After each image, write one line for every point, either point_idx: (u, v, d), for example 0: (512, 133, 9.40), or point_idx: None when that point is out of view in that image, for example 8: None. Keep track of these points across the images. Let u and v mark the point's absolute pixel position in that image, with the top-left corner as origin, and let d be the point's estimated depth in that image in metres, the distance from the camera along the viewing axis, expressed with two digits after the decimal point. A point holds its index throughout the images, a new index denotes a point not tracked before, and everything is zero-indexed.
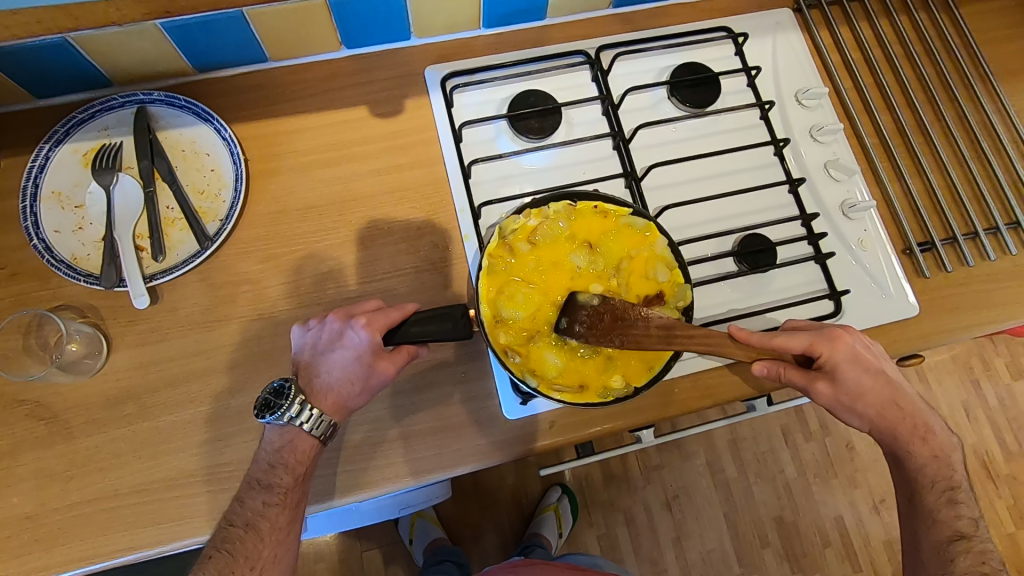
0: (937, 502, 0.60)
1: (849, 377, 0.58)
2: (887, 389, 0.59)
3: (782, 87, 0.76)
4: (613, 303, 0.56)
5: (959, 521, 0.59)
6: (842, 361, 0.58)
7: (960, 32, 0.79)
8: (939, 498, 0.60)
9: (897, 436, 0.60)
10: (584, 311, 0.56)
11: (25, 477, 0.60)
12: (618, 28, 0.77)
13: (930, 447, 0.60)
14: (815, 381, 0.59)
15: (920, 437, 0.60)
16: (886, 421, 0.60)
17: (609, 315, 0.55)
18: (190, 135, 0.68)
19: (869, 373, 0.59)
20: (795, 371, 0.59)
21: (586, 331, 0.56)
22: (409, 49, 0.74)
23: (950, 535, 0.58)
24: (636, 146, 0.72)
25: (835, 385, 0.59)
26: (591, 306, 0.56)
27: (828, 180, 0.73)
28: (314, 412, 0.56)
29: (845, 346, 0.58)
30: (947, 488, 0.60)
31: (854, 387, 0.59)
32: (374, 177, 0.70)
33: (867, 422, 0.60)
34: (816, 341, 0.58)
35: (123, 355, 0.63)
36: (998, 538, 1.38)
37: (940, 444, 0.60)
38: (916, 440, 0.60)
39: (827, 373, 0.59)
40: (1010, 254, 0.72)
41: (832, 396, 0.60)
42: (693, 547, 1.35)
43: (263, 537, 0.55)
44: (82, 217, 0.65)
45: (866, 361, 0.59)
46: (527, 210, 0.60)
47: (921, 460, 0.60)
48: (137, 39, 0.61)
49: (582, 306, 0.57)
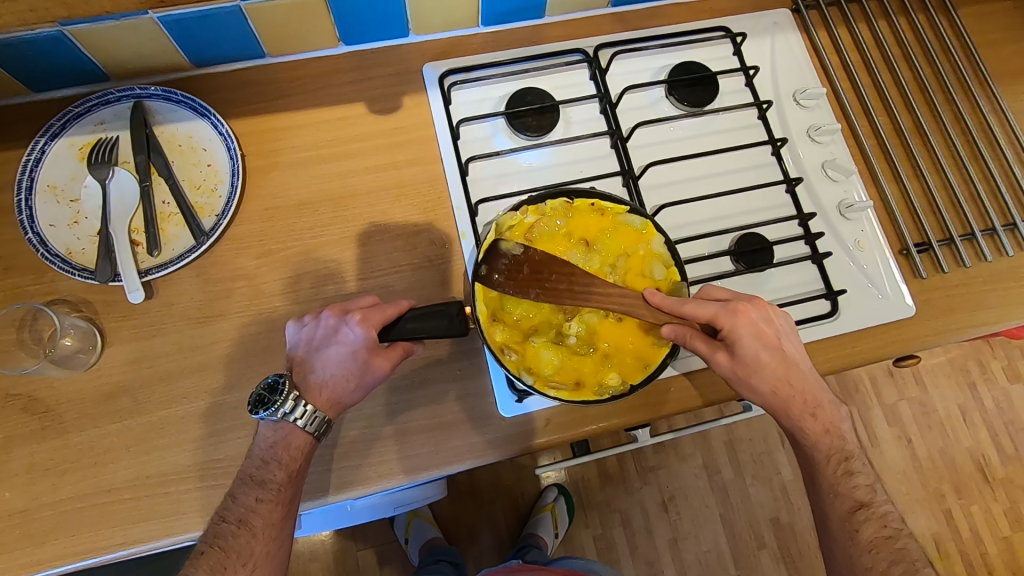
0: (835, 475, 0.59)
1: (747, 350, 0.57)
2: (783, 366, 0.58)
3: (780, 87, 0.76)
4: (534, 254, 0.56)
5: (858, 491, 0.59)
6: (742, 334, 0.57)
7: (959, 35, 0.79)
8: (837, 470, 0.59)
9: (789, 414, 0.59)
10: (505, 260, 0.56)
11: (18, 472, 0.59)
12: (617, 27, 0.77)
13: (820, 422, 0.59)
14: (715, 352, 0.58)
15: (811, 413, 0.59)
16: (780, 398, 0.59)
17: (529, 267, 0.56)
18: (187, 130, 0.68)
19: (766, 348, 0.57)
20: (698, 342, 0.57)
21: (505, 281, 0.55)
22: (407, 46, 0.74)
23: (852, 506, 0.58)
24: (633, 145, 0.72)
25: (733, 356, 0.57)
26: (513, 256, 0.56)
27: (825, 180, 0.73)
28: (309, 408, 0.56)
29: (747, 320, 0.57)
30: (842, 459, 0.60)
31: (750, 360, 0.57)
32: (371, 174, 0.70)
33: (761, 399, 0.59)
34: (720, 312, 0.57)
35: (117, 350, 0.63)
36: (993, 542, 1.39)
37: (829, 418, 0.60)
38: (808, 416, 0.59)
39: (727, 345, 0.57)
40: (1007, 255, 0.72)
41: (729, 368, 0.58)
42: (689, 549, 1.34)
43: (256, 533, 0.55)
44: (78, 211, 0.65)
45: (765, 337, 0.58)
46: (524, 207, 0.59)
47: (813, 436, 0.60)
48: (134, 32, 0.61)
49: (504, 255, 0.56)
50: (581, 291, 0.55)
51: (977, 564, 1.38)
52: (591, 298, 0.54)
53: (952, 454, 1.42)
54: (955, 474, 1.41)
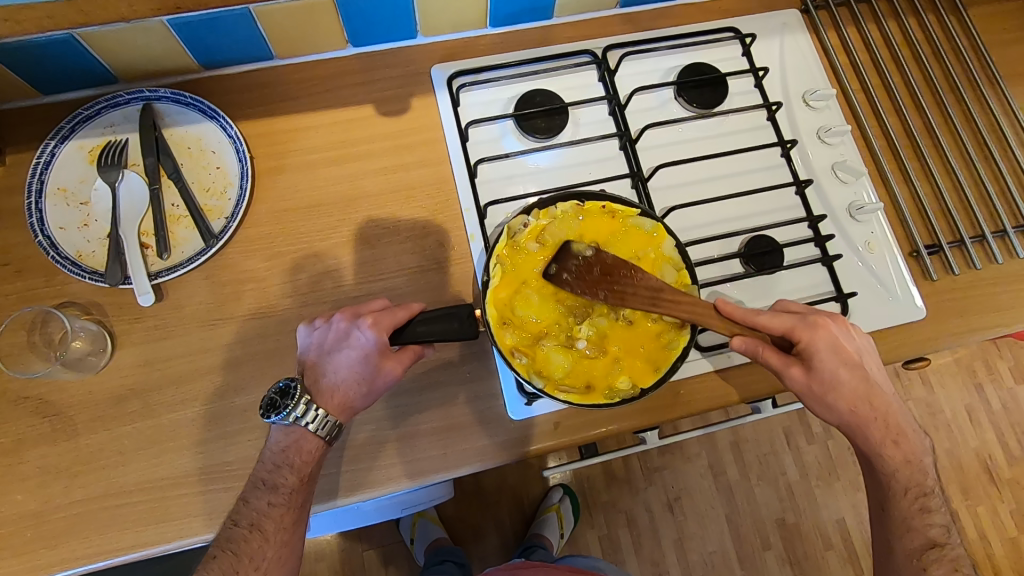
0: (910, 509, 0.59)
1: (824, 366, 0.57)
2: (863, 385, 0.58)
3: (789, 89, 0.75)
4: (606, 257, 0.57)
5: (932, 529, 0.58)
6: (820, 348, 0.57)
7: (969, 36, 0.78)
8: (912, 504, 0.59)
9: (866, 436, 0.59)
10: (576, 261, 0.57)
11: (28, 474, 0.60)
12: (624, 28, 0.76)
13: (902, 451, 0.59)
14: (789, 365, 0.58)
15: (891, 440, 0.59)
16: (858, 418, 0.58)
17: (599, 269, 0.57)
18: (196, 133, 0.68)
19: (846, 365, 0.57)
20: (773, 354, 0.58)
21: (574, 281, 0.57)
22: (416, 48, 0.73)
23: (923, 542, 0.58)
24: (642, 147, 0.72)
25: (810, 372, 0.57)
26: (583, 257, 0.57)
27: (835, 181, 0.73)
28: (319, 412, 0.56)
29: (826, 334, 0.57)
30: (919, 494, 0.59)
31: (828, 377, 0.57)
32: (380, 176, 0.70)
33: (838, 417, 0.59)
34: (796, 325, 0.57)
35: (127, 353, 0.63)
36: (1000, 542, 1.38)
37: (911, 448, 0.59)
38: (888, 442, 0.59)
39: (803, 359, 0.58)
40: (1018, 257, 0.71)
41: (804, 384, 0.58)
42: (695, 549, 1.34)
43: (268, 537, 0.55)
44: (87, 214, 0.65)
45: (846, 354, 0.57)
46: (535, 210, 0.60)
47: (892, 465, 0.59)
48: (145, 35, 0.61)
49: (574, 255, 0.58)
50: (650, 296, 0.55)
51: (985, 566, 1.37)
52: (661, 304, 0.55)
53: (958, 455, 1.41)
54: (961, 475, 1.40)
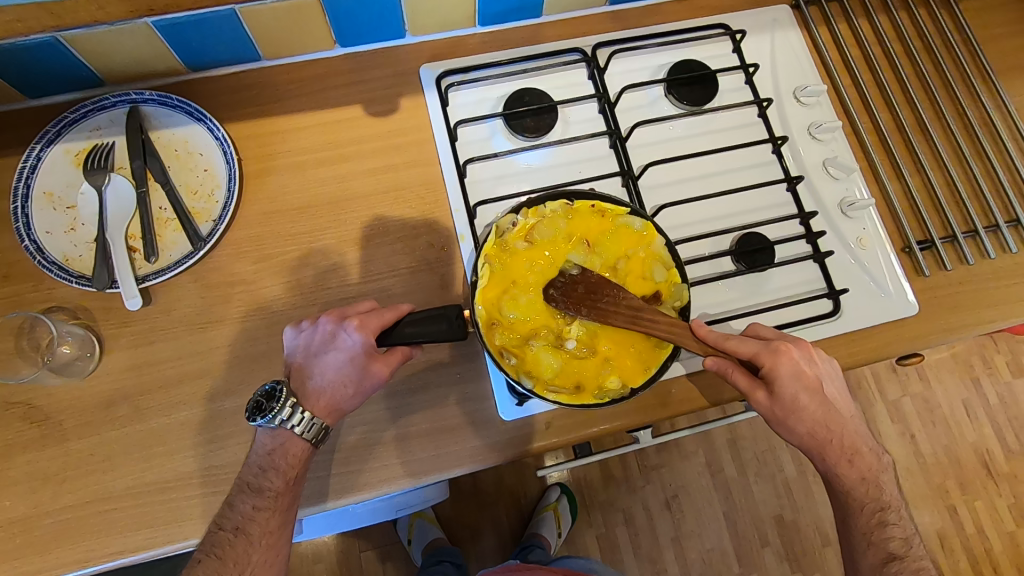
0: (869, 524, 0.60)
1: (787, 393, 0.56)
2: (823, 410, 0.58)
3: (780, 85, 0.75)
4: (590, 275, 0.58)
5: (892, 543, 0.59)
6: (784, 376, 0.56)
7: (960, 31, 0.78)
8: (871, 520, 0.60)
9: (825, 457, 0.59)
10: (562, 279, 0.59)
11: (17, 480, 0.59)
12: (614, 25, 0.76)
13: (857, 469, 0.60)
14: (753, 390, 0.57)
15: (848, 459, 0.59)
16: (817, 441, 0.58)
17: (584, 286, 0.57)
18: (184, 135, 0.67)
19: (808, 391, 0.56)
20: (737, 378, 0.57)
21: (559, 297, 0.58)
22: (404, 48, 0.73)
23: (883, 556, 0.59)
24: (632, 145, 0.72)
25: (773, 398, 0.57)
26: (569, 275, 0.58)
27: (827, 178, 0.73)
28: (306, 415, 0.56)
29: (790, 361, 0.56)
30: (877, 510, 0.60)
31: (789, 402, 0.57)
32: (369, 176, 0.70)
33: (798, 440, 0.59)
34: (761, 351, 0.56)
35: (116, 358, 0.63)
36: (998, 537, 1.38)
37: (867, 465, 0.60)
38: (845, 461, 0.59)
39: (767, 384, 0.57)
40: (1010, 252, 0.71)
41: (767, 408, 0.58)
42: (693, 547, 1.34)
43: (253, 540, 0.55)
44: (75, 218, 0.64)
45: (807, 379, 0.57)
46: (524, 209, 0.59)
47: (849, 483, 0.60)
48: (129, 38, 0.61)
49: (562, 274, 0.59)
50: (628, 313, 0.55)
51: (983, 561, 1.37)
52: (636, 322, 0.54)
53: (956, 450, 1.41)
54: (959, 470, 1.40)
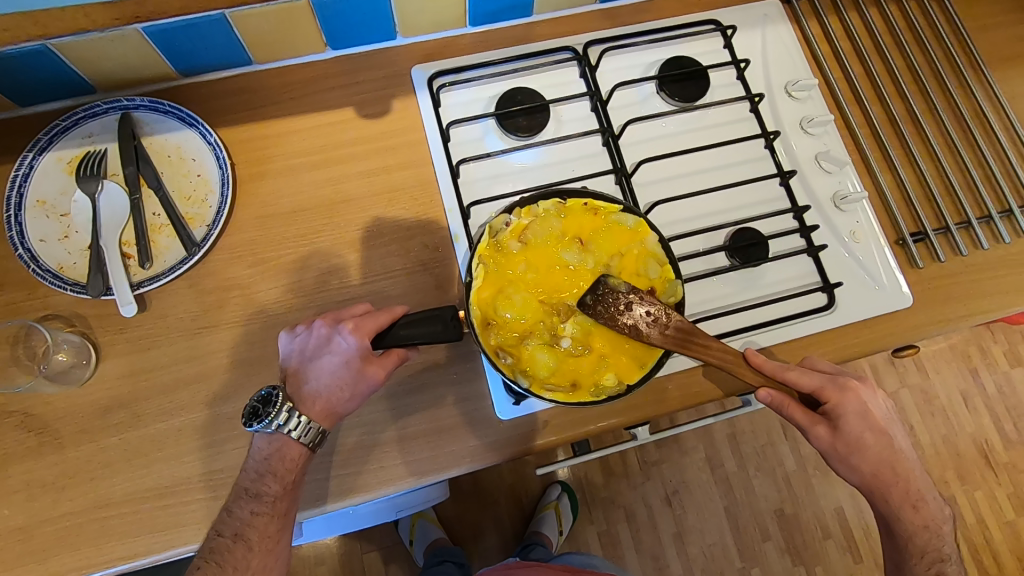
0: (925, 573, 0.60)
1: (852, 429, 0.57)
2: (887, 451, 0.58)
3: (771, 80, 0.75)
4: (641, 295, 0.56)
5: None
6: (849, 412, 0.57)
7: (951, 23, 0.78)
8: (927, 568, 0.60)
9: (887, 499, 0.59)
10: (613, 295, 0.56)
11: (15, 489, 0.59)
12: (606, 23, 0.76)
13: (920, 516, 0.60)
14: (815, 425, 0.58)
15: (911, 505, 0.59)
16: (879, 482, 0.59)
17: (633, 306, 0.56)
18: (176, 141, 0.67)
19: (872, 430, 0.57)
20: (799, 412, 0.58)
21: (604, 314, 0.56)
22: (395, 49, 0.73)
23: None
24: (625, 142, 0.72)
25: (837, 433, 0.57)
26: (619, 293, 0.56)
27: (819, 171, 0.73)
28: (303, 419, 0.56)
29: (856, 398, 0.57)
30: (936, 559, 0.60)
31: (853, 439, 0.57)
32: (362, 178, 0.70)
33: (859, 479, 0.59)
34: (825, 386, 0.58)
35: (112, 364, 0.63)
36: (998, 526, 1.39)
37: (930, 513, 0.60)
38: (907, 506, 0.59)
39: (830, 420, 0.58)
40: (1004, 242, 0.71)
41: (829, 444, 0.58)
42: (694, 542, 1.34)
43: (252, 546, 0.55)
44: (68, 225, 0.64)
45: (873, 419, 0.57)
46: (516, 209, 0.59)
47: (910, 528, 0.60)
48: (119, 44, 0.61)
49: (609, 289, 0.56)
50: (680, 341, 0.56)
51: (983, 550, 1.38)
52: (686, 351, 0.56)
53: (955, 440, 1.42)
54: (958, 460, 1.41)
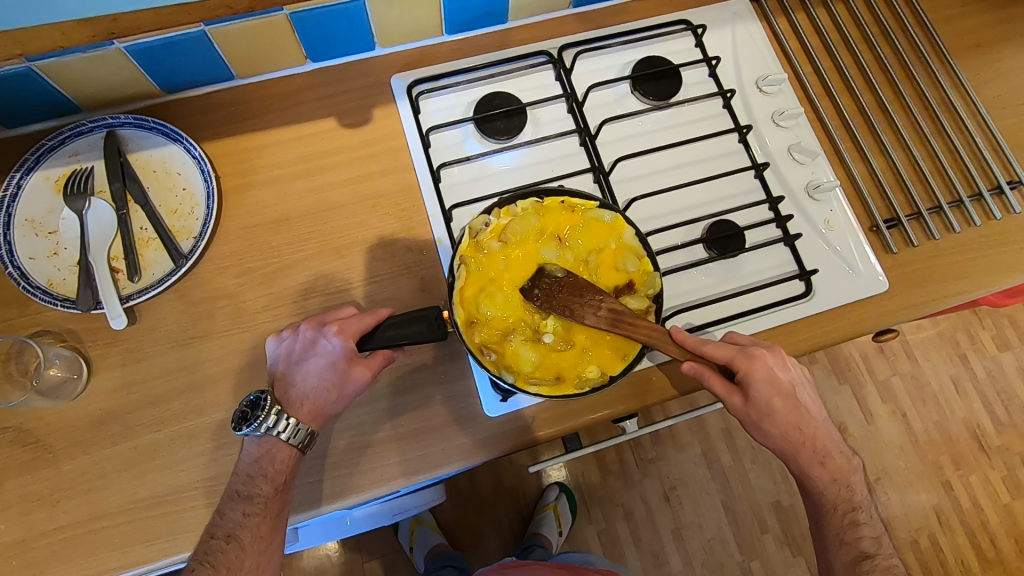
0: (841, 525, 0.61)
1: (762, 397, 0.58)
2: (796, 414, 0.60)
3: (742, 76, 0.77)
4: (575, 278, 0.58)
5: (864, 542, 0.61)
6: (758, 380, 0.58)
7: (914, 14, 0.80)
8: (843, 520, 0.62)
9: (798, 459, 0.61)
10: (546, 280, 0.59)
11: (11, 503, 0.60)
12: (579, 26, 0.78)
13: (829, 470, 0.62)
14: (730, 394, 0.60)
15: (819, 461, 0.61)
16: (790, 444, 0.60)
17: (567, 289, 0.57)
18: (161, 156, 0.69)
19: (781, 396, 0.59)
20: (716, 382, 0.59)
21: (542, 299, 0.58)
22: (374, 59, 0.75)
23: (856, 556, 0.60)
24: (602, 141, 0.74)
25: (748, 401, 0.59)
26: (554, 278, 0.58)
27: (793, 163, 0.74)
28: (292, 421, 0.57)
29: (765, 366, 0.59)
30: (849, 510, 0.62)
31: (764, 406, 0.59)
32: (346, 186, 0.71)
33: (772, 442, 0.61)
34: (737, 356, 0.59)
35: (104, 377, 0.64)
36: (993, 509, 1.40)
37: (838, 467, 0.62)
38: (816, 463, 0.61)
39: (743, 388, 0.59)
40: (974, 225, 0.73)
41: (743, 411, 0.60)
42: (693, 537, 1.35)
43: (245, 546, 0.56)
44: (57, 242, 0.65)
45: (781, 385, 0.59)
46: (496, 209, 0.60)
47: (821, 484, 0.62)
48: (103, 63, 0.62)
49: (546, 275, 0.59)
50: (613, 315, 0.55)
51: (980, 534, 1.39)
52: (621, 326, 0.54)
53: (946, 426, 1.43)
54: (951, 446, 1.42)
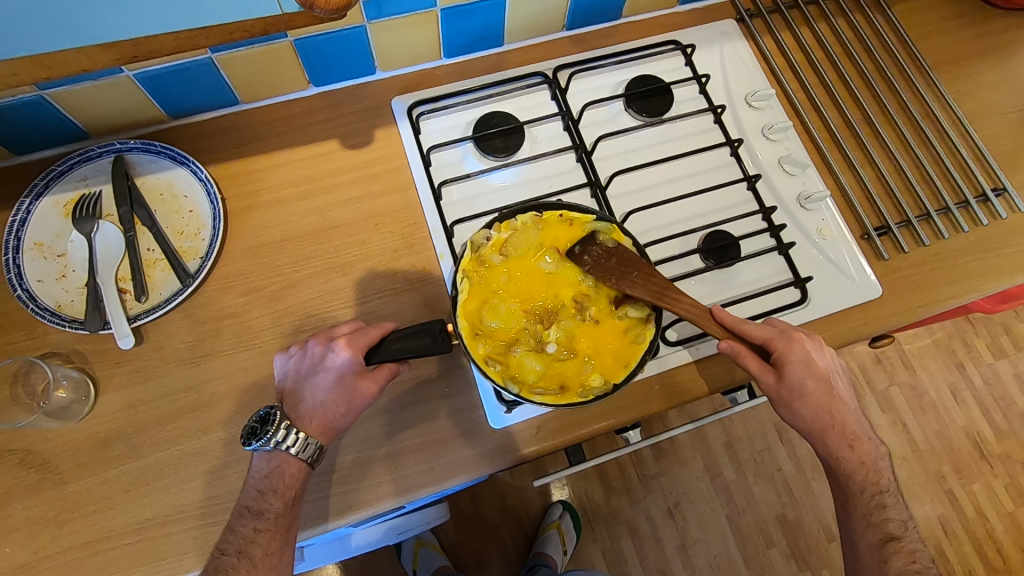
0: (868, 506, 0.62)
1: (796, 377, 0.59)
2: (828, 397, 0.60)
3: (732, 92, 0.80)
4: (624, 251, 0.60)
5: (889, 523, 0.61)
6: (793, 361, 0.60)
7: (895, 30, 0.84)
8: (869, 502, 0.62)
9: (826, 442, 0.61)
10: (597, 247, 0.61)
11: (17, 526, 0.60)
12: (573, 48, 0.81)
13: (857, 454, 0.62)
14: (763, 373, 0.60)
15: (848, 444, 0.61)
16: (819, 426, 0.61)
17: (616, 260, 0.60)
18: (168, 179, 0.70)
19: (814, 379, 0.60)
20: (752, 361, 0.60)
21: (591, 265, 0.60)
22: (374, 83, 0.77)
23: (881, 537, 0.61)
24: (598, 157, 0.76)
25: (781, 381, 0.60)
26: (604, 246, 0.60)
27: (784, 174, 0.77)
28: (300, 435, 0.57)
29: (802, 349, 0.60)
30: (876, 492, 0.62)
31: (796, 386, 0.59)
32: (350, 205, 0.73)
33: (800, 422, 0.61)
34: (775, 337, 0.61)
35: (111, 398, 0.64)
36: (999, 518, 1.39)
37: (867, 452, 0.62)
38: (845, 446, 0.61)
39: (777, 368, 0.60)
40: (963, 231, 0.75)
41: (774, 390, 0.61)
42: (699, 553, 1.34)
43: (256, 564, 0.55)
44: (65, 265, 0.66)
45: (816, 368, 0.60)
46: (496, 224, 0.62)
47: (849, 467, 0.62)
48: (114, 90, 0.64)
49: (597, 243, 0.61)
50: (657, 291, 0.58)
51: (987, 544, 1.38)
52: (664, 300, 0.57)
53: (947, 435, 1.43)
54: (952, 455, 1.42)
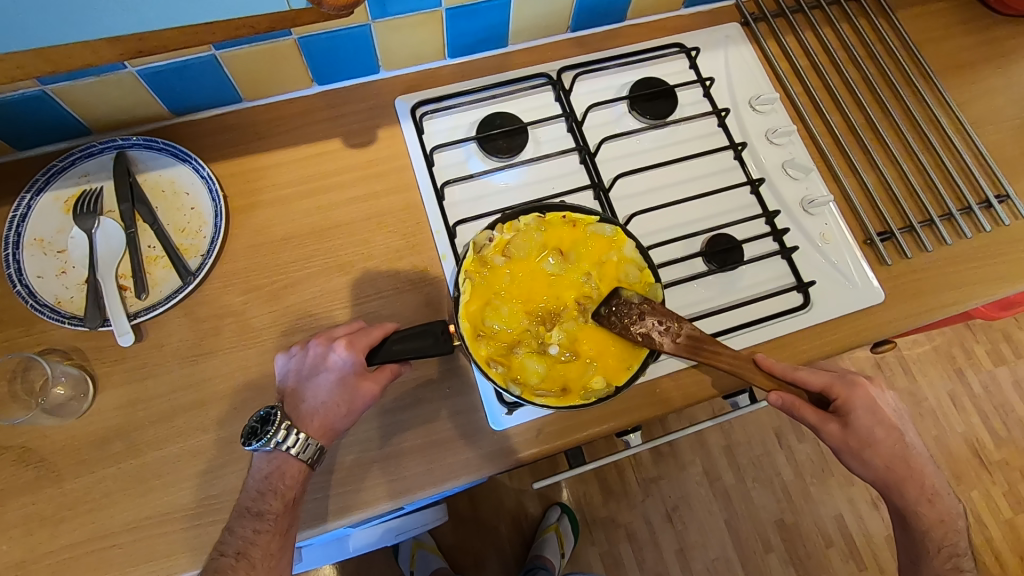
0: (942, 567, 0.62)
1: (863, 425, 0.59)
2: (898, 446, 0.61)
3: (736, 95, 0.80)
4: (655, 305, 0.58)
5: None
6: (858, 408, 0.60)
7: (899, 36, 0.84)
8: (944, 563, 0.62)
9: (903, 494, 0.62)
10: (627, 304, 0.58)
11: (13, 524, 0.59)
12: (577, 50, 0.81)
13: (936, 511, 0.62)
14: (826, 422, 0.60)
15: (928, 499, 0.62)
16: (895, 476, 0.61)
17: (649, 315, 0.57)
18: (170, 176, 0.70)
19: (882, 425, 0.60)
20: (808, 411, 0.60)
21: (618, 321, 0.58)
22: (377, 82, 0.77)
23: None
24: (602, 159, 0.76)
25: (849, 429, 0.60)
26: (635, 302, 0.58)
27: (787, 178, 0.77)
28: (301, 436, 0.57)
29: (865, 394, 0.60)
30: (952, 554, 0.62)
31: (864, 433, 0.60)
32: (352, 205, 0.73)
33: (873, 473, 0.61)
34: (835, 382, 0.61)
35: (109, 395, 0.64)
36: (997, 525, 1.39)
37: (945, 510, 0.62)
38: (924, 501, 0.62)
39: (841, 416, 0.60)
40: (966, 238, 0.74)
41: (841, 440, 0.60)
42: (697, 557, 1.34)
43: (255, 565, 0.55)
44: (65, 261, 0.66)
45: (882, 415, 0.60)
46: (499, 225, 0.62)
47: (927, 523, 0.62)
48: (117, 86, 0.64)
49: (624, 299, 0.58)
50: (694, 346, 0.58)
51: (986, 551, 1.38)
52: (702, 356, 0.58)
53: (946, 441, 1.43)
54: (951, 461, 1.42)
